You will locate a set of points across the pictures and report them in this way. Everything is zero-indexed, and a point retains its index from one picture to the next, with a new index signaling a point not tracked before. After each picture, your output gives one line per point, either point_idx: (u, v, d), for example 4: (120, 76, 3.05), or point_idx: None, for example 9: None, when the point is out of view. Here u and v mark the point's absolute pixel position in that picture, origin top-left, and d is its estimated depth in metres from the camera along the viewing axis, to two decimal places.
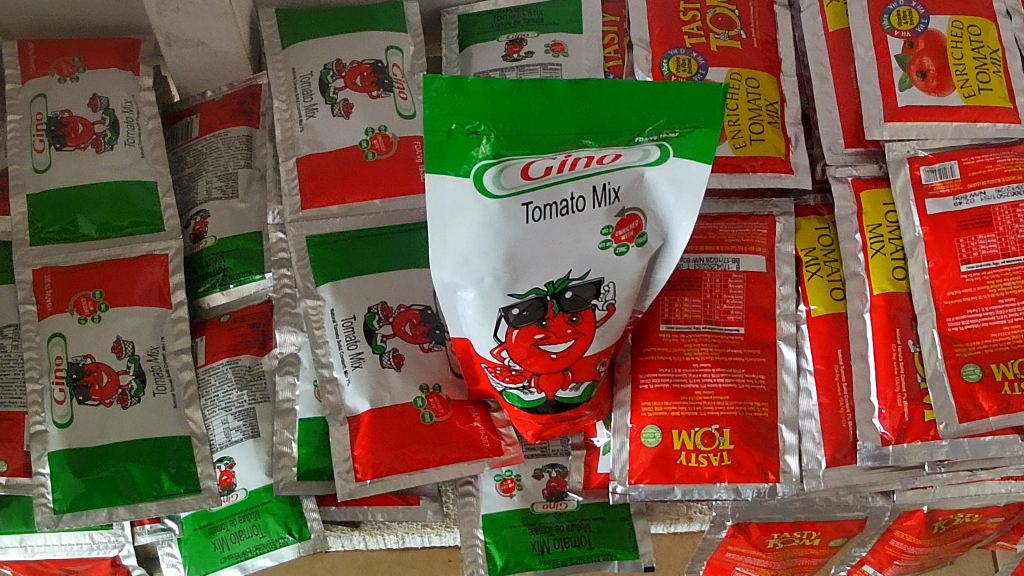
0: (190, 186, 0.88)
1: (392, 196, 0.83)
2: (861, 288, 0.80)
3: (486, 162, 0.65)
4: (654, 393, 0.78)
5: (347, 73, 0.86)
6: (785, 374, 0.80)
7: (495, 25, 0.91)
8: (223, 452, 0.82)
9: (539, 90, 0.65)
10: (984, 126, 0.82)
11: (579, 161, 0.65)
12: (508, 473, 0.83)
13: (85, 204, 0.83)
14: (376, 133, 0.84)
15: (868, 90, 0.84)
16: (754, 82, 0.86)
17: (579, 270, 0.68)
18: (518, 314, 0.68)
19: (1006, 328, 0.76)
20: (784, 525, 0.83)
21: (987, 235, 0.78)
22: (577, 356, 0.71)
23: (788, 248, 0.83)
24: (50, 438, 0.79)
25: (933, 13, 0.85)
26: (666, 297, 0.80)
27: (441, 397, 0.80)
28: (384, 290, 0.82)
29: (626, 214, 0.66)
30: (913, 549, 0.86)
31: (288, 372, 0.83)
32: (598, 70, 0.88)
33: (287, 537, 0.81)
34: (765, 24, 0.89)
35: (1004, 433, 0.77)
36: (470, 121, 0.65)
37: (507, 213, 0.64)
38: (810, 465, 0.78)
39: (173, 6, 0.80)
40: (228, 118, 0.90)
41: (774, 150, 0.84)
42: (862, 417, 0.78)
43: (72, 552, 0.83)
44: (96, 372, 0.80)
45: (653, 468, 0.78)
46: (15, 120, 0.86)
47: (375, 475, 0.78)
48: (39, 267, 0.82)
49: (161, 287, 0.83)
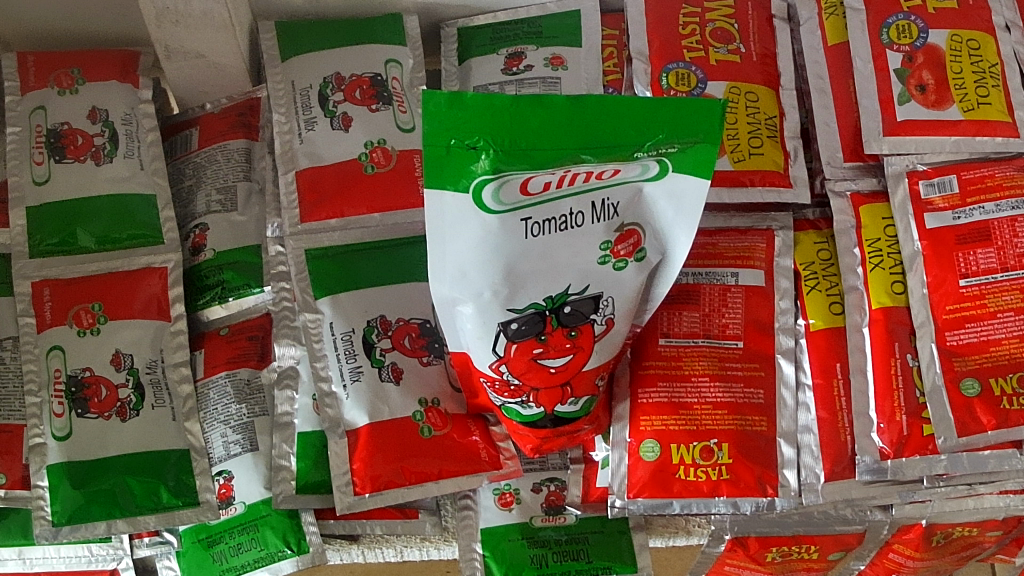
0: (190, 198, 0.88)
1: (390, 210, 0.83)
2: (860, 302, 0.80)
3: (485, 177, 0.65)
4: (653, 407, 0.78)
5: (347, 86, 0.87)
6: (784, 388, 0.80)
7: (496, 39, 0.91)
8: (222, 465, 0.81)
9: (538, 104, 0.66)
10: (983, 140, 0.82)
11: (578, 176, 0.65)
12: (507, 487, 0.83)
13: (85, 216, 0.83)
14: (376, 146, 0.84)
15: (867, 104, 0.84)
16: (753, 96, 0.86)
17: (578, 285, 0.67)
18: (518, 328, 0.68)
19: (1005, 342, 0.76)
20: (783, 538, 0.83)
21: (985, 249, 0.78)
22: (577, 370, 0.71)
23: (788, 262, 0.83)
24: (49, 451, 0.79)
25: (932, 27, 0.85)
26: (665, 311, 0.80)
27: (440, 410, 0.80)
28: (383, 304, 0.82)
29: (626, 228, 0.66)
30: (912, 562, 0.86)
31: (287, 386, 0.83)
32: (597, 83, 0.88)
33: (285, 551, 0.81)
34: (764, 37, 0.89)
35: (1003, 447, 0.77)
36: (469, 135, 0.66)
37: (507, 228, 0.65)
38: (809, 479, 0.79)
39: (172, 18, 0.80)
40: (228, 130, 0.89)
41: (773, 163, 0.84)
42: (861, 431, 0.78)
43: (71, 564, 0.82)
44: (95, 385, 0.80)
45: (652, 482, 0.78)
46: (15, 131, 0.86)
47: (374, 488, 0.78)
48: (39, 280, 0.83)
49: (161, 299, 0.83)
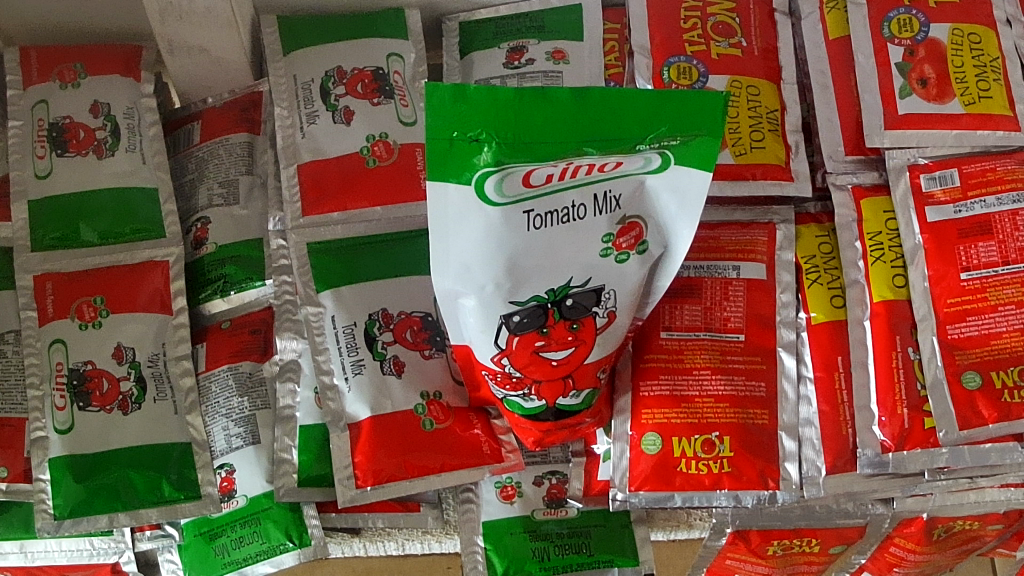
0: (191, 192, 0.88)
1: (393, 204, 0.83)
2: (861, 296, 0.81)
3: (487, 170, 0.65)
4: (654, 400, 0.78)
5: (349, 80, 0.87)
6: (785, 382, 0.80)
7: (497, 33, 0.91)
8: (223, 458, 0.81)
9: (541, 97, 0.65)
10: (984, 134, 0.83)
11: (580, 169, 0.65)
12: (508, 480, 0.83)
13: (86, 210, 0.83)
14: (377, 140, 0.85)
15: (868, 98, 0.84)
16: (754, 91, 0.86)
17: (580, 278, 0.68)
18: (519, 321, 0.69)
19: (1006, 336, 0.76)
20: (784, 532, 0.83)
21: (987, 243, 0.78)
22: (578, 363, 0.71)
23: (788, 256, 0.83)
24: (51, 444, 0.79)
25: (933, 22, 0.85)
26: (666, 305, 0.80)
27: (441, 404, 0.80)
28: (385, 297, 0.82)
29: (627, 222, 0.67)
30: (913, 556, 0.86)
31: (288, 379, 0.83)
32: (599, 78, 0.88)
33: (287, 544, 0.81)
34: (766, 32, 0.89)
35: (1004, 440, 0.77)
36: (472, 129, 0.65)
37: (509, 221, 0.65)
38: (810, 472, 0.79)
39: (175, 14, 0.81)
40: (230, 124, 0.90)
41: (775, 157, 0.84)
42: (862, 425, 0.78)
43: (72, 558, 0.82)
44: (97, 378, 0.80)
45: (653, 475, 0.78)
46: (16, 126, 0.86)
47: (375, 482, 0.78)
48: (40, 274, 0.83)
49: (162, 293, 0.83)
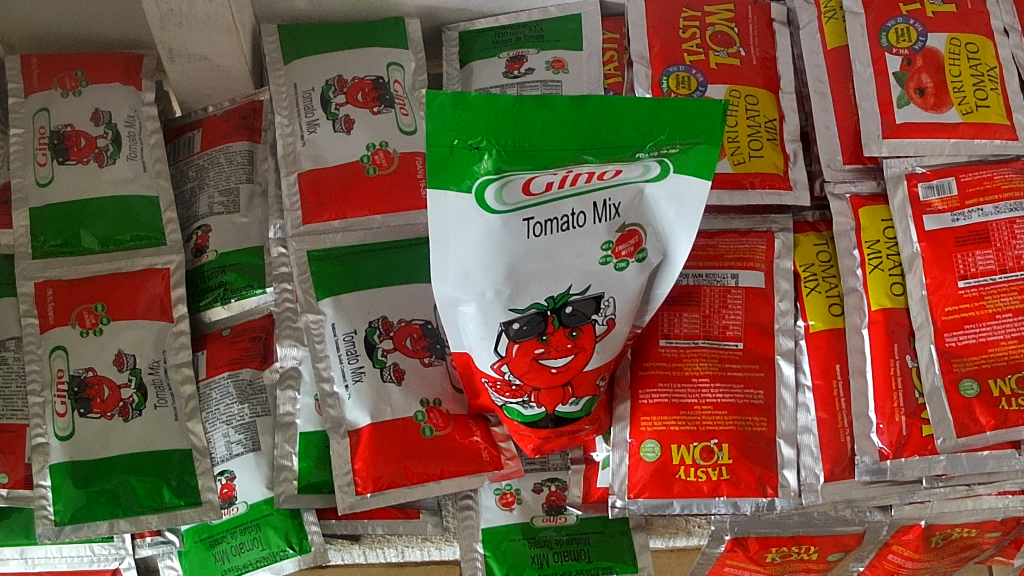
0: (192, 199, 0.89)
1: (393, 211, 0.83)
2: (860, 304, 0.81)
3: (488, 177, 0.66)
4: (654, 407, 0.78)
5: (350, 89, 0.87)
6: (783, 389, 0.81)
7: (496, 43, 0.92)
8: (224, 465, 0.82)
9: (542, 105, 0.67)
10: (981, 143, 0.83)
11: (580, 177, 0.66)
12: (508, 487, 0.83)
13: (87, 217, 0.84)
14: (377, 148, 0.85)
15: (867, 107, 0.84)
16: (753, 99, 0.86)
17: (579, 285, 0.68)
18: (519, 328, 0.68)
19: (1003, 343, 0.77)
20: (783, 538, 0.83)
21: (984, 251, 0.79)
22: (578, 370, 0.71)
23: (787, 264, 0.84)
24: (51, 451, 0.79)
25: (931, 31, 0.86)
26: (665, 313, 0.80)
27: (441, 411, 0.80)
28: (385, 304, 0.82)
29: (626, 229, 0.67)
30: (911, 563, 0.86)
31: (288, 387, 0.84)
32: (598, 86, 0.89)
33: (287, 550, 0.82)
34: (764, 41, 0.89)
35: (1001, 447, 0.77)
36: (473, 136, 0.66)
37: (509, 227, 0.65)
38: (809, 479, 0.79)
39: (176, 21, 0.81)
40: (230, 132, 0.90)
41: (773, 166, 0.85)
42: (860, 432, 0.78)
43: (73, 564, 0.82)
44: (98, 385, 0.80)
45: (653, 482, 0.78)
46: (17, 133, 0.87)
47: (375, 488, 0.79)
48: (41, 280, 0.83)
49: (163, 300, 0.84)
